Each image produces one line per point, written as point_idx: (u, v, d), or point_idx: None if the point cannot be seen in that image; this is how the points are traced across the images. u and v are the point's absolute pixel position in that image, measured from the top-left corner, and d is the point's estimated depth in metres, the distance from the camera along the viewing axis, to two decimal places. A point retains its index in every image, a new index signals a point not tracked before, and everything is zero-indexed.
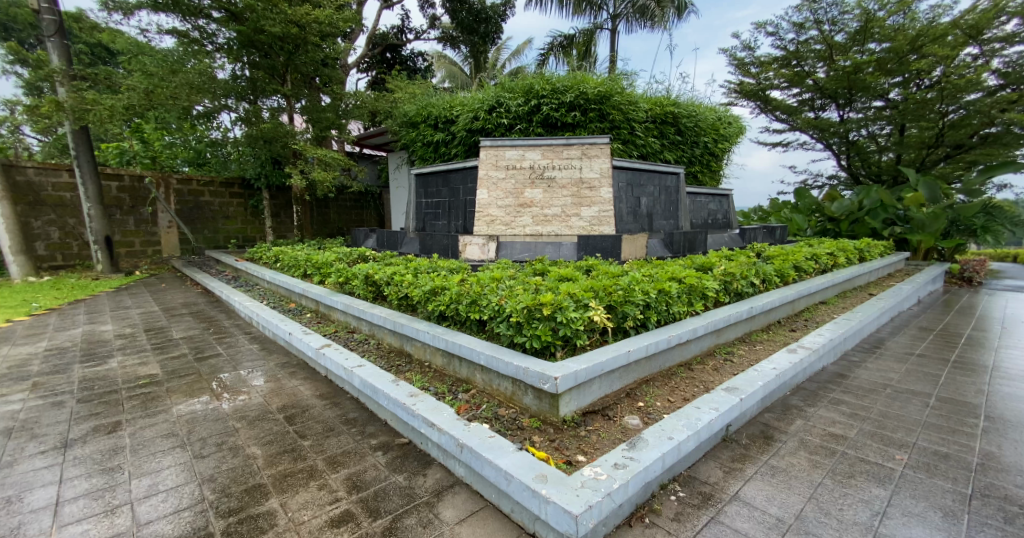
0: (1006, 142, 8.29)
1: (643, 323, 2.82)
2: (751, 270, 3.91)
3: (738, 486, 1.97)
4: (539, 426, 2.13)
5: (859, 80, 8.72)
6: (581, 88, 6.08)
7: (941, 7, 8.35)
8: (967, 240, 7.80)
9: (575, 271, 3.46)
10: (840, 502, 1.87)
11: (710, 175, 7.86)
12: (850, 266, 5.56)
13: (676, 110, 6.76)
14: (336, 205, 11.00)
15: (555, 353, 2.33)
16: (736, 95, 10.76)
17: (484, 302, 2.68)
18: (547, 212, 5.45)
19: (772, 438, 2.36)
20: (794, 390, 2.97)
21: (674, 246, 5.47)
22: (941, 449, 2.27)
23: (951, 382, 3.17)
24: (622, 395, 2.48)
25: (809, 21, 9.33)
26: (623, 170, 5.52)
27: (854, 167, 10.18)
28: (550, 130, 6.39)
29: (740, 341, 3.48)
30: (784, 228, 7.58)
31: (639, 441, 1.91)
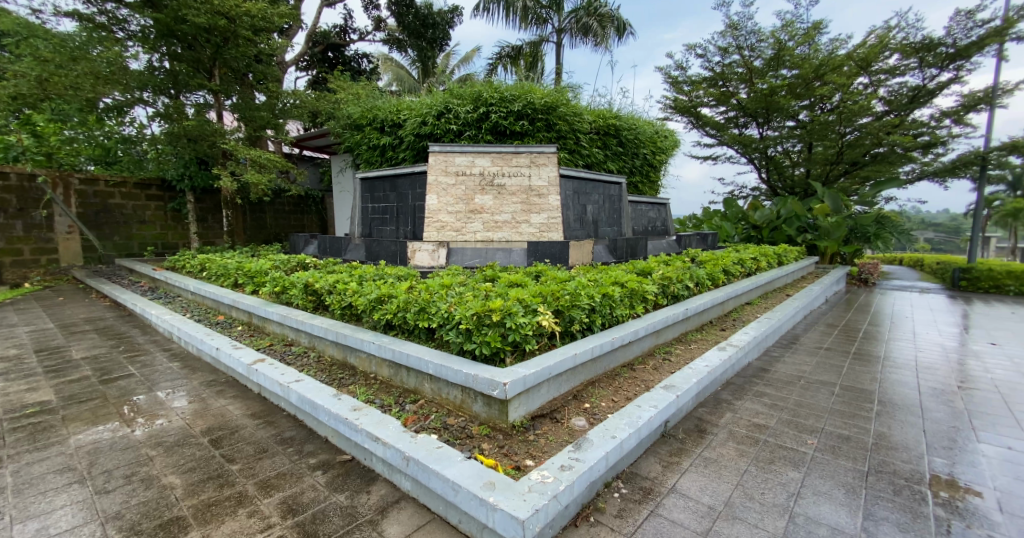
0: (891, 161, 9.50)
1: (588, 326, 2.92)
2: (685, 273, 4.17)
3: (675, 478, 2.08)
4: (488, 433, 2.12)
5: (774, 101, 9.59)
6: (529, 97, 6.19)
7: (838, 41, 9.47)
8: (862, 245, 8.80)
9: (523, 276, 3.49)
10: (762, 486, 2.03)
11: (649, 185, 8.31)
12: (770, 270, 6.10)
13: (618, 123, 7.08)
14: (273, 209, 10.32)
15: (505, 359, 2.35)
16: (671, 110, 11.49)
17: (433, 309, 2.63)
18: (499, 218, 5.48)
19: (705, 431, 2.52)
20: (724, 386, 3.18)
21: (617, 252, 5.69)
22: (844, 432, 2.54)
23: (852, 372, 3.56)
24: (570, 398, 2.55)
25: (732, 46, 10.14)
26: (570, 178, 5.71)
27: (773, 180, 11.24)
28: (499, 138, 6.45)
29: (676, 341, 3.70)
30: (716, 235, 8.16)
31: (583, 442, 1.96)
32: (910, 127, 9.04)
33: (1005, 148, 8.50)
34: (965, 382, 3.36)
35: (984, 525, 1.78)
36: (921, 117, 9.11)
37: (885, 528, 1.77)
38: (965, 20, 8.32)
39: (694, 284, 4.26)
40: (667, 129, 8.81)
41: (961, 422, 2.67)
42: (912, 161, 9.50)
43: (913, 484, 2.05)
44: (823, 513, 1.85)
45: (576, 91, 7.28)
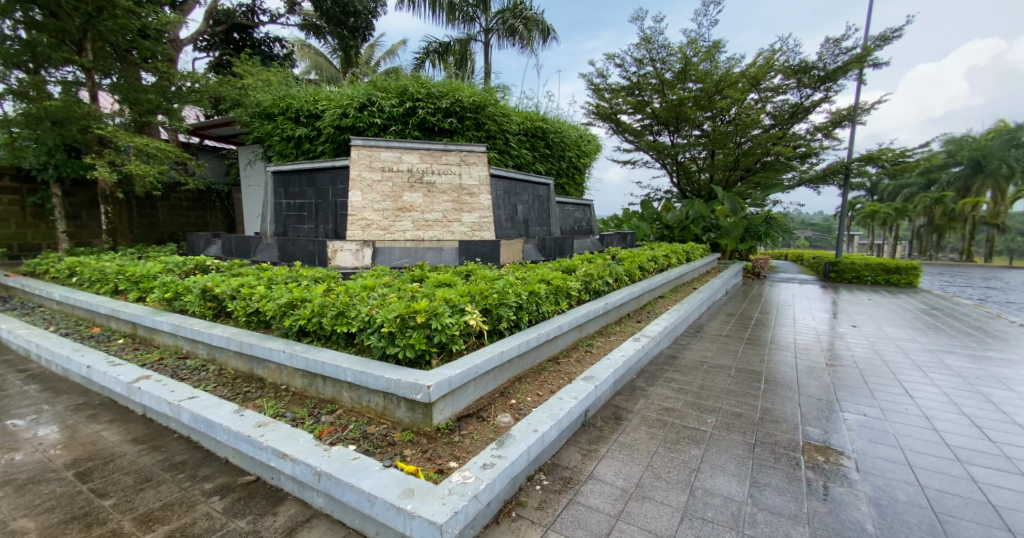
0: (778, 168, 10.77)
1: (514, 324, 2.96)
2: (606, 270, 4.38)
3: (593, 466, 2.18)
4: (411, 438, 2.07)
5: (682, 112, 10.42)
6: (456, 95, 6.13)
7: (734, 60, 10.52)
8: (754, 243, 9.91)
9: (449, 276, 3.44)
10: (669, 465, 2.20)
11: (574, 187, 8.62)
12: (680, 266, 6.63)
13: (544, 126, 7.26)
14: (167, 205, 9.21)
15: (430, 362, 2.30)
16: (593, 116, 12.04)
17: (352, 313, 2.50)
18: (428, 217, 5.35)
19: (621, 418, 2.68)
20: (639, 374, 3.41)
21: (546, 251, 5.86)
22: (738, 410, 2.83)
23: (747, 355, 3.99)
24: (496, 395, 2.56)
25: (646, 58, 10.83)
26: (499, 178, 5.78)
27: (683, 185, 12.26)
28: (427, 134, 6.30)
29: (598, 334, 3.89)
30: (634, 235, 8.67)
31: (506, 439, 1.99)
32: (792, 139, 10.31)
33: (862, 160, 10.00)
34: (832, 359, 3.91)
35: (843, 482, 2.08)
36: (801, 131, 10.42)
37: (768, 492, 2.00)
38: (832, 49, 9.64)
39: (614, 280, 4.49)
40: (590, 134, 9.21)
41: (828, 395, 3.10)
42: (793, 170, 10.86)
43: (790, 451, 2.34)
44: (719, 484, 2.05)
45: (504, 92, 7.35)
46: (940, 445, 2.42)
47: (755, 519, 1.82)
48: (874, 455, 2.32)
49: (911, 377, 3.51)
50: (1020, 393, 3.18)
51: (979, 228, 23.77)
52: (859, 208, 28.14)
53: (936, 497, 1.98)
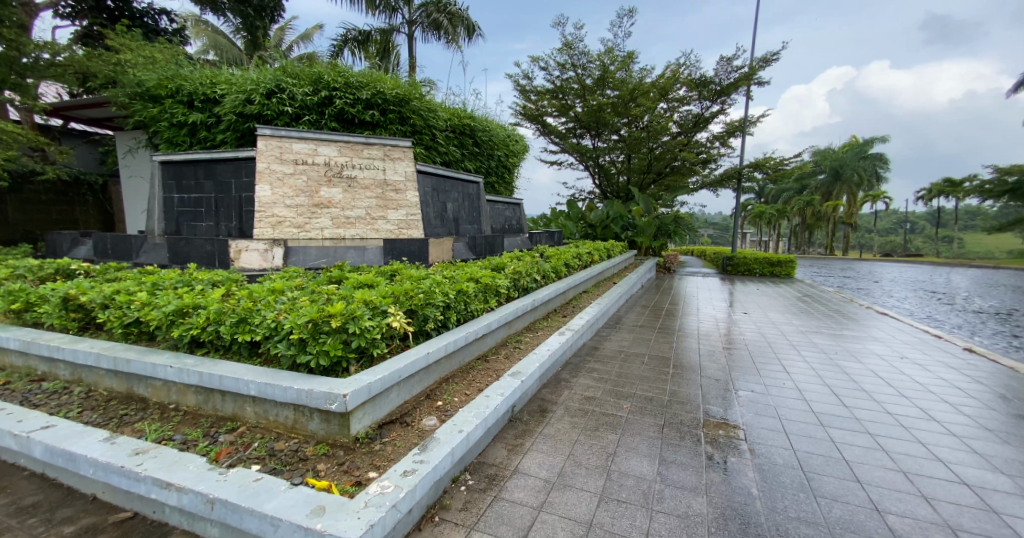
0: (684, 172, 11.75)
1: (442, 324, 2.90)
2: (534, 266, 4.46)
3: (518, 460, 2.20)
4: (326, 451, 1.94)
5: (602, 116, 10.94)
6: (377, 86, 5.86)
7: (646, 70, 11.26)
8: (665, 240, 10.72)
9: (371, 276, 3.29)
10: (589, 451, 2.30)
11: (503, 185, 8.66)
12: (602, 262, 6.97)
13: (472, 123, 7.22)
14: (18, 199, 7.81)
15: (348, 368, 2.18)
16: (520, 117, 12.23)
17: (257, 320, 2.27)
18: (349, 214, 5.06)
19: (546, 411, 2.74)
20: (564, 366, 3.52)
21: (477, 249, 5.87)
22: (651, 394, 3.04)
23: (660, 343, 4.29)
24: (422, 398, 2.49)
25: (568, 63, 11.21)
26: (427, 175, 5.64)
27: (604, 186, 12.92)
28: (346, 126, 5.93)
29: (526, 329, 3.95)
30: (561, 236, 8.75)
31: (429, 442, 1.94)
32: (695, 147, 11.28)
33: (751, 166, 11.25)
34: (728, 343, 4.34)
35: (735, 453, 2.31)
36: (702, 139, 11.43)
37: (675, 469, 2.16)
38: (726, 67, 10.68)
39: (541, 277, 4.58)
40: (517, 134, 9.33)
41: (725, 375, 3.43)
42: (697, 174, 11.92)
43: (693, 429, 2.56)
44: (632, 465, 2.18)
45: (429, 87, 7.19)
46: (809, 413, 2.78)
47: (663, 495, 1.96)
48: (759, 426, 2.60)
49: (788, 355, 4.02)
50: (867, 364, 3.78)
51: (843, 227, 27.89)
52: (751, 209, 31.61)
53: (805, 458, 2.27)
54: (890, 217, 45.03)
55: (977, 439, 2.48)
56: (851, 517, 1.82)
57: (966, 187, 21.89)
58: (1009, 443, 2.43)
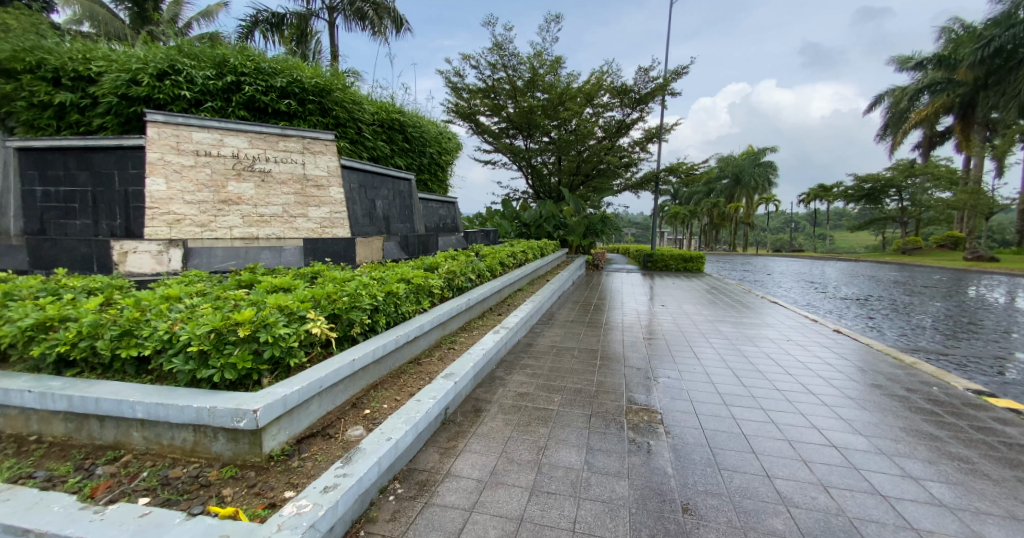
0: (609, 175, 12.35)
1: (369, 328, 2.76)
2: (468, 266, 4.41)
3: (451, 463, 2.16)
4: (235, 474, 1.75)
5: (533, 118, 11.14)
6: (294, 74, 5.46)
7: (573, 76, 11.64)
8: (594, 239, 11.20)
9: (289, 278, 3.04)
10: (522, 447, 2.32)
11: (437, 183, 8.49)
12: (535, 260, 7.10)
13: (401, 118, 6.98)
14: None
15: (260, 381, 1.99)
16: (452, 114, 12.07)
17: (146, 332, 2.00)
18: (263, 212, 4.66)
19: (480, 410, 2.72)
20: (498, 364, 3.52)
21: (409, 248, 5.80)
22: (582, 386, 3.14)
23: (590, 337, 4.46)
24: (347, 408, 2.35)
25: (499, 64, 11.25)
26: (352, 170, 5.36)
27: (536, 186, 13.20)
28: (258, 115, 5.44)
29: (460, 329, 3.89)
30: (496, 231, 9.22)
31: (354, 454, 1.84)
32: (618, 151, 11.89)
33: (667, 170, 12.10)
34: (648, 334, 4.64)
35: (653, 436, 2.46)
36: (624, 144, 12.06)
37: (602, 456, 2.25)
38: (643, 77, 11.36)
39: (476, 276, 4.54)
40: (450, 132, 9.20)
41: (645, 364, 3.65)
42: (621, 177, 12.58)
43: (616, 416, 2.68)
44: (563, 457, 2.24)
45: (354, 79, 6.84)
46: (715, 394, 3.05)
47: (590, 482, 2.02)
48: (673, 409, 2.80)
49: (700, 342, 4.37)
50: (764, 348, 4.23)
51: (745, 226, 31.04)
52: (669, 209, 34.12)
53: (712, 435, 2.48)
54: (781, 217, 50.94)
55: (844, 406, 2.87)
56: (748, 485, 2.01)
57: (837, 191, 25.42)
58: (868, 408, 2.84)
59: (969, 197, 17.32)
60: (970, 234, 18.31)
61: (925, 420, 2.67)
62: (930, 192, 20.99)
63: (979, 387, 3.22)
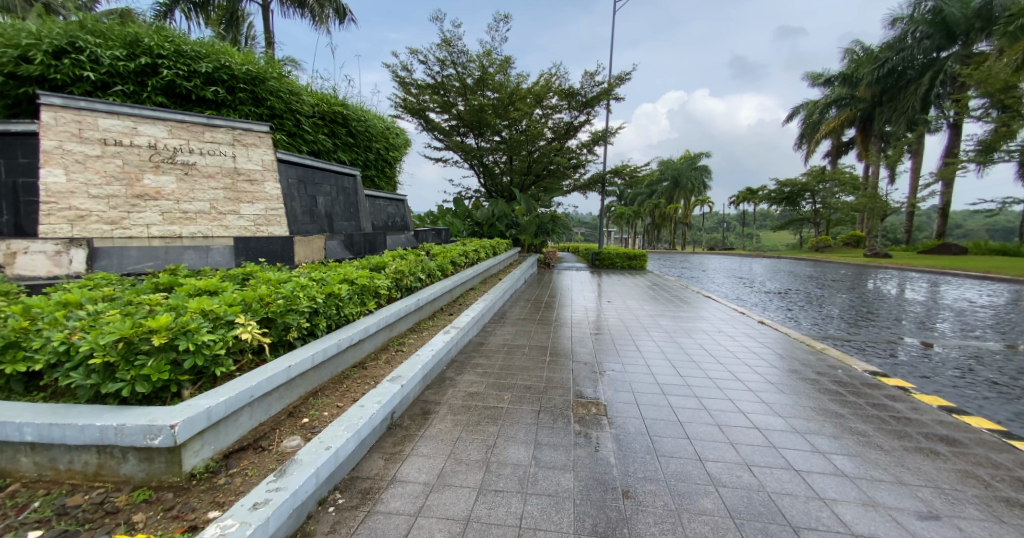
0: (559, 175, 12.58)
1: (308, 331, 2.62)
2: (418, 265, 4.31)
3: (396, 468, 2.10)
4: (149, 497, 1.60)
5: (483, 117, 11.09)
6: (220, 59, 5.06)
7: (523, 76, 11.73)
8: (545, 238, 11.39)
9: (217, 280, 2.82)
10: (470, 446, 2.30)
11: (385, 181, 8.22)
12: (488, 259, 7.08)
13: (344, 112, 6.70)
14: None
15: (181, 393, 1.82)
16: (400, 109, 11.74)
17: (37, 344, 1.76)
18: (187, 208, 4.28)
19: (428, 413, 2.67)
20: (448, 365, 3.48)
21: (355, 247, 5.58)
22: (531, 383, 3.18)
23: (541, 334, 4.52)
24: (283, 417, 2.22)
25: (448, 60, 11.08)
26: (290, 165, 5.06)
27: (488, 184, 13.19)
28: (179, 102, 4.99)
29: (409, 330, 3.80)
30: (448, 231, 9.11)
31: (288, 466, 1.73)
32: (567, 152, 12.16)
33: (613, 172, 12.54)
34: (595, 329, 4.79)
35: (598, 427, 2.53)
36: (572, 145, 12.34)
37: (549, 450, 2.29)
38: (589, 81, 11.68)
39: (426, 275, 4.45)
40: (398, 127, 8.94)
41: (592, 358, 3.77)
42: (570, 177, 12.87)
43: (564, 411, 2.73)
44: (512, 454, 2.25)
45: (292, 68, 6.46)
46: (656, 385, 3.21)
47: (537, 477, 2.05)
48: (617, 400, 2.91)
49: (643, 336, 4.58)
50: (701, 340, 4.50)
51: (683, 226, 32.88)
52: (615, 210, 35.44)
53: (652, 424, 2.60)
54: (715, 217, 54.50)
55: (766, 391, 3.12)
56: (683, 469, 2.13)
57: (761, 194, 27.61)
58: (786, 391, 3.11)
59: (868, 201, 19.54)
60: (870, 234, 20.61)
61: (832, 400, 2.96)
62: (836, 196, 23.39)
63: (876, 369, 3.64)
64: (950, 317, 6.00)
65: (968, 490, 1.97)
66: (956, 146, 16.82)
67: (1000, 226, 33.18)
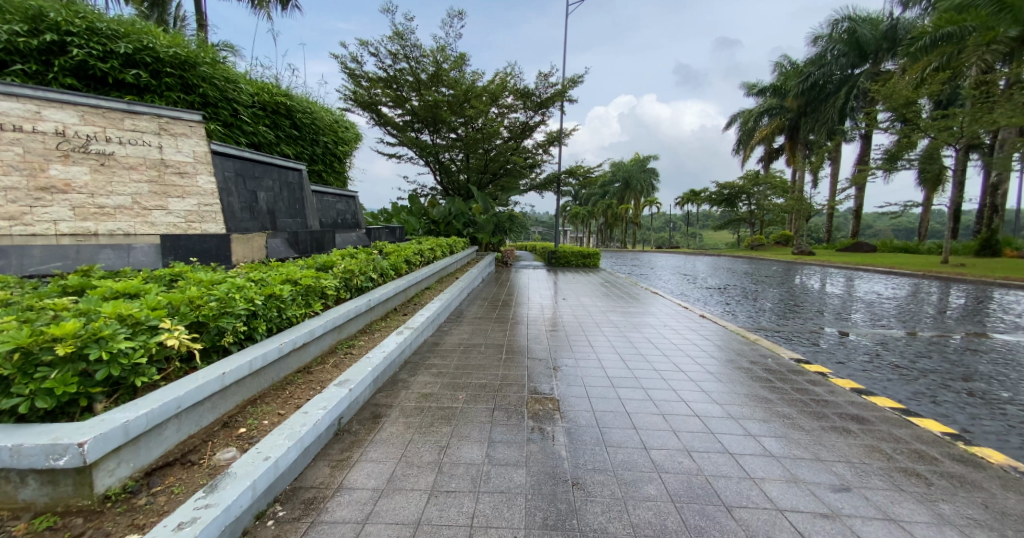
0: (516, 175, 12.64)
1: (246, 336, 2.45)
2: (370, 264, 4.16)
3: (344, 475, 2.02)
4: (55, 524, 1.43)
5: (438, 114, 10.92)
6: (142, 40, 4.63)
7: (478, 74, 11.64)
8: (503, 237, 11.42)
9: (140, 282, 2.58)
10: (422, 448, 2.26)
11: (334, 176, 7.88)
12: (444, 258, 6.99)
13: (288, 103, 6.35)
14: None
15: (95, 407, 1.65)
16: (350, 102, 11.28)
17: None
18: (103, 203, 3.87)
19: (379, 417, 2.59)
20: (401, 366, 3.39)
21: (300, 246, 5.32)
22: (486, 381, 3.17)
23: (497, 332, 4.52)
24: (217, 428, 2.07)
25: (400, 53, 10.76)
26: (226, 157, 4.73)
27: (445, 182, 13.04)
28: (93, 86, 4.51)
29: (360, 332, 3.67)
30: (402, 229, 8.92)
31: (221, 480, 1.62)
32: (523, 152, 12.23)
33: (567, 172, 12.76)
34: (551, 326, 4.86)
35: (551, 422, 2.57)
36: (528, 145, 12.42)
37: (502, 447, 2.29)
38: (544, 82, 11.79)
39: (378, 275, 4.32)
40: (348, 121, 8.60)
41: (547, 354, 3.82)
42: (526, 177, 12.96)
43: (517, 408, 2.75)
44: (466, 453, 2.23)
45: (228, 54, 6.03)
46: (607, 378, 3.31)
47: (490, 475, 2.05)
48: (569, 395, 2.97)
49: (596, 332, 4.71)
50: (650, 334, 4.69)
51: (633, 226, 34.13)
52: (570, 210, 36.22)
53: (602, 416, 2.67)
54: (662, 217, 57.01)
55: (706, 380, 3.31)
56: (630, 458, 2.21)
57: (704, 195, 29.23)
58: (724, 380, 3.31)
59: (796, 204, 21.26)
60: (797, 233, 22.39)
61: (762, 386, 3.19)
62: (769, 198, 25.19)
63: (801, 356, 3.97)
64: (863, 308, 6.66)
65: (874, 463, 2.19)
66: (867, 154, 18.65)
67: (904, 227, 37.20)
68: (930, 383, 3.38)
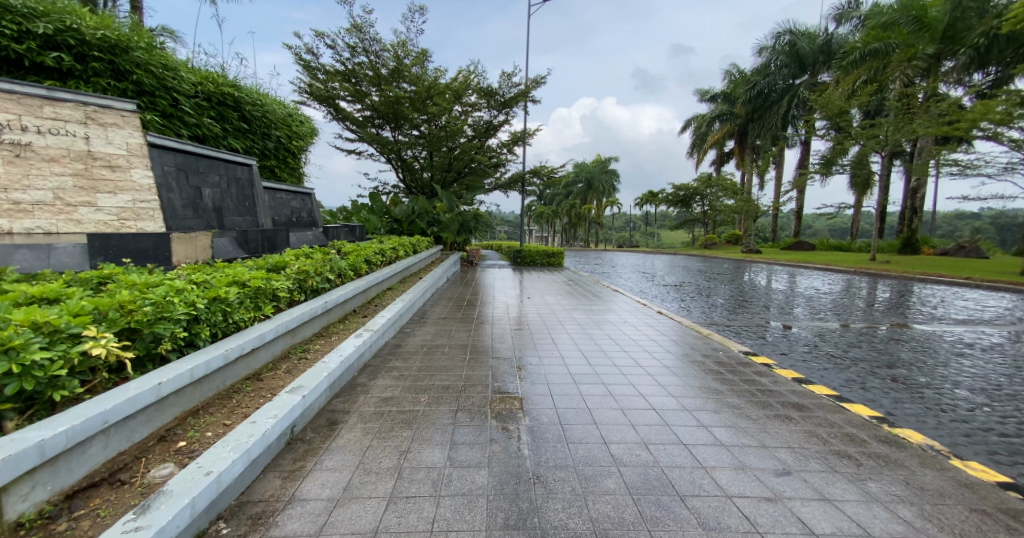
0: (480, 174, 12.56)
1: (186, 342, 2.28)
2: (326, 265, 4.00)
3: (296, 486, 1.92)
4: None
5: (399, 110, 10.67)
6: (65, 20, 4.21)
7: (440, 70, 11.45)
8: (467, 236, 11.33)
9: (63, 285, 2.35)
10: (381, 454, 2.19)
11: (288, 172, 7.53)
12: (407, 258, 6.83)
13: (236, 94, 5.99)
14: None
15: (4, 426, 1.48)
16: (305, 95, 10.78)
17: None
18: (18, 198, 3.48)
19: (335, 423, 2.49)
20: (359, 370, 3.28)
21: (249, 245, 5.05)
22: (449, 383, 3.12)
23: (460, 332, 4.47)
24: (153, 442, 1.92)
25: (358, 46, 10.38)
26: (165, 150, 4.41)
27: (407, 181, 12.78)
28: (6, 69, 4.06)
29: (315, 335, 3.52)
30: (362, 227, 8.67)
31: (154, 499, 1.50)
32: (487, 151, 12.17)
33: (531, 172, 12.82)
34: (516, 325, 4.87)
35: (514, 421, 2.57)
36: (492, 144, 12.36)
37: (464, 449, 2.26)
38: (507, 81, 11.76)
39: (335, 276, 4.15)
40: (303, 115, 8.23)
41: (511, 353, 3.82)
42: (490, 176, 12.90)
43: (481, 408, 2.73)
44: (427, 457, 2.18)
45: (167, 40, 5.61)
46: (569, 375, 3.34)
47: (451, 478, 2.01)
48: (532, 393, 2.98)
49: (560, 330, 4.75)
50: (612, 331, 4.79)
51: (595, 225, 34.86)
52: (533, 210, 36.50)
53: (564, 413, 2.70)
54: (622, 217, 58.60)
55: (663, 375, 3.41)
56: (590, 453, 2.24)
57: (661, 196, 30.28)
58: (679, 374, 3.43)
59: (744, 205, 22.47)
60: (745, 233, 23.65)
61: (714, 379, 3.34)
62: (720, 199, 26.44)
63: (749, 349, 4.19)
64: (805, 303, 7.11)
65: (812, 447, 2.34)
66: (806, 159, 19.98)
67: (839, 228, 40.13)
68: (861, 371, 3.65)
